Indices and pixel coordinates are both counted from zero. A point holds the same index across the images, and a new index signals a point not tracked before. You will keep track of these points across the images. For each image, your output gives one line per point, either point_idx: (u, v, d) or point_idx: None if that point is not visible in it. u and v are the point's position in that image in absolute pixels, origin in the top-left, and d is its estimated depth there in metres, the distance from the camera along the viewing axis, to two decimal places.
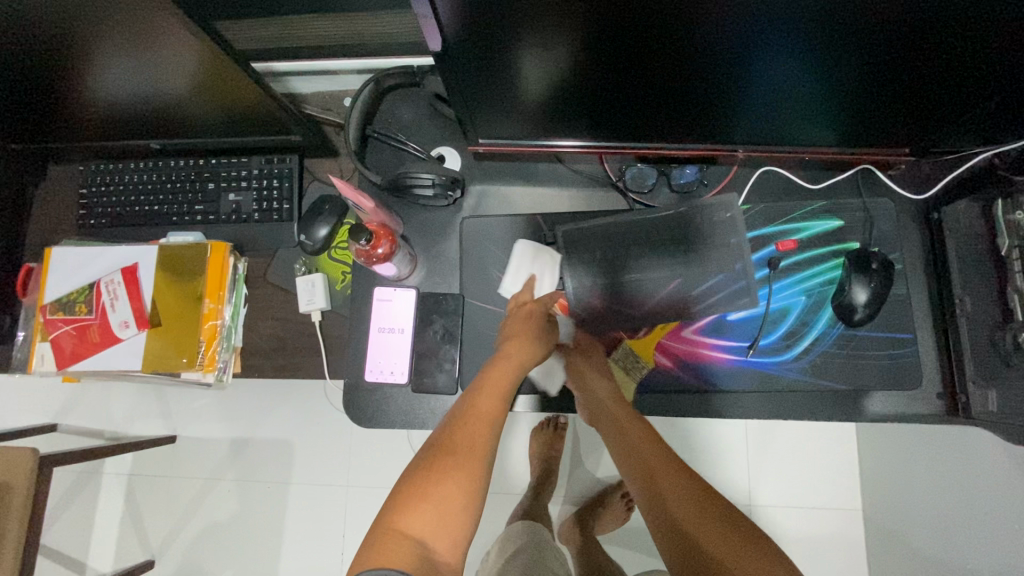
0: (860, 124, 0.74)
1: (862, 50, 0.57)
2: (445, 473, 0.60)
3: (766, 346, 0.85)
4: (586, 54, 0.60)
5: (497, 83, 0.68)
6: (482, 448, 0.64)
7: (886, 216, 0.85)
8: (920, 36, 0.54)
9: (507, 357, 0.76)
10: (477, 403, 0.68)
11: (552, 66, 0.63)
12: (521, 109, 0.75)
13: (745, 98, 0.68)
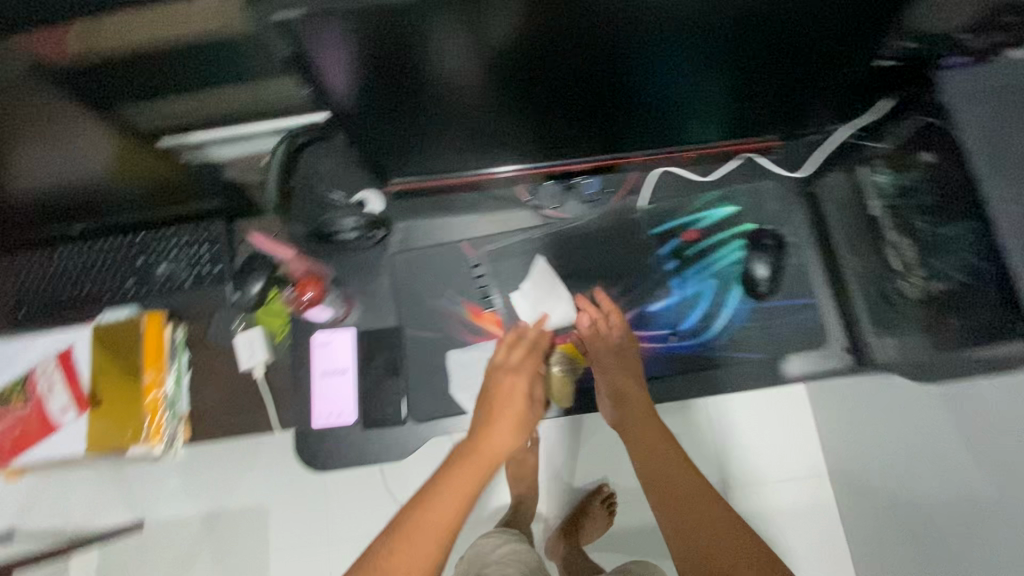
0: (739, 119, 0.82)
1: (719, 53, 0.64)
2: (404, 546, 0.60)
3: (689, 329, 0.92)
4: (488, 87, 0.66)
5: (414, 126, 0.74)
6: (451, 520, 0.63)
7: (770, 197, 0.95)
8: (749, 42, 0.63)
9: (491, 429, 0.77)
10: (451, 477, 0.68)
11: (451, 110, 0.71)
12: (439, 146, 0.80)
13: (629, 112, 0.77)
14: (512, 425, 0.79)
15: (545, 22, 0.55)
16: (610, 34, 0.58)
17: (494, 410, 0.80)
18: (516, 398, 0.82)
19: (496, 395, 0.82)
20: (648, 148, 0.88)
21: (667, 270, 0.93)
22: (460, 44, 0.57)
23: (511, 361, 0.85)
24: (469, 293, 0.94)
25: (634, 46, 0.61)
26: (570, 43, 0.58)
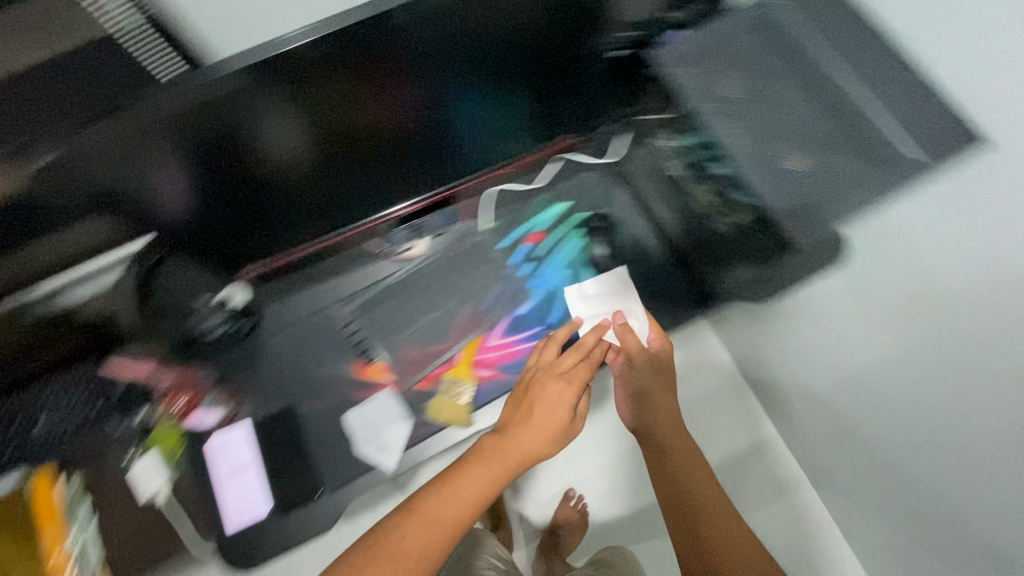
0: (540, 126, 0.98)
1: (480, 85, 0.84)
2: (405, 537, 0.61)
3: (557, 320, 1.01)
4: (314, 148, 0.83)
5: (272, 205, 0.89)
6: (462, 521, 0.64)
7: (589, 185, 1.07)
8: (499, 55, 0.81)
9: (529, 430, 0.73)
10: (464, 474, 0.67)
11: (295, 170, 0.85)
12: (301, 222, 0.95)
13: (447, 140, 0.92)
14: (551, 435, 0.73)
15: (328, 82, 0.73)
16: (381, 85, 0.77)
17: (534, 412, 0.74)
18: (560, 405, 0.75)
19: (535, 397, 0.76)
20: (472, 176, 1.02)
21: (524, 275, 1.03)
22: (274, 116, 0.75)
23: (559, 364, 0.79)
24: (350, 352, 0.98)
25: (409, 91, 0.80)
26: (357, 96, 0.77)
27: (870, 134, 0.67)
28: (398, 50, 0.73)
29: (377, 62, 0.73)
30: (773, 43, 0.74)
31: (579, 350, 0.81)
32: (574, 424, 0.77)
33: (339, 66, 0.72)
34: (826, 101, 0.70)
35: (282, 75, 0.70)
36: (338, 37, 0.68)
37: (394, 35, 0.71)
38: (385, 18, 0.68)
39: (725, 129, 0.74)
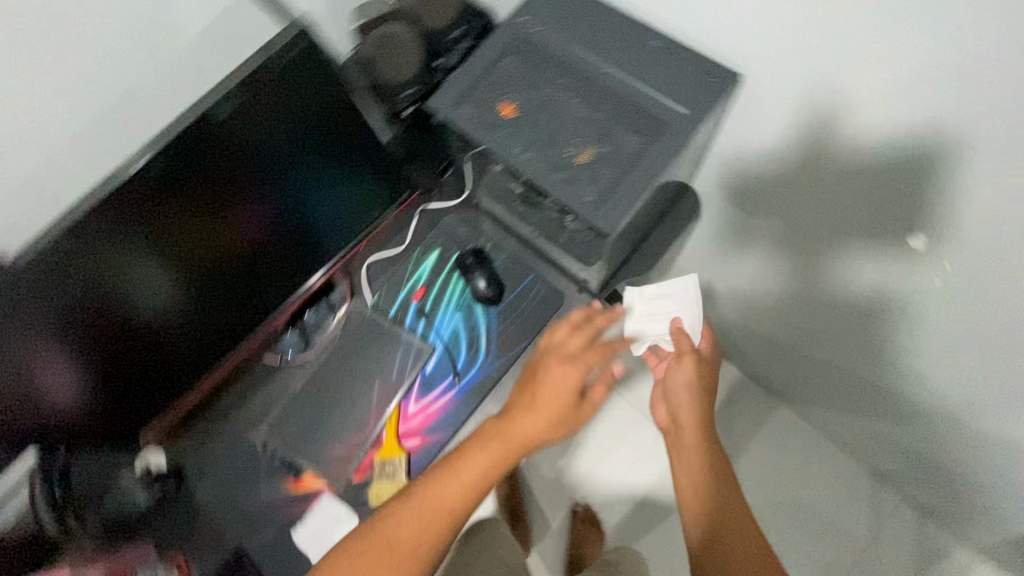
0: (380, 194, 1.03)
1: (302, 168, 0.87)
2: (410, 516, 0.71)
3: (464, 365, 1.02)
4: (177, 282, 0.85)
5: (163, 347, 0.90)
6: (464, 501, 0.72)
7: (453, 228, 1.11)
8: (314, 150, 0.86)
9: (534, 415, 0.78)
10: (472, 454, 0.75)
11: (171, 316, 0.88)
12: (200, 355, 0.96)
13: (300, 241, 0.97)
14: (556, 414, 0.78)
15: (153, 222, 0.76)
16: (222, 213, 0.83)
17: (540, 397, 0.79)
18: (564, 385, 0.79)
19: (540, 382, 0.81)
20: (345, 251, 1.05)
21: (420, 333, 1.05)
22: (118, 271, 0.77)
23: (564, 349, 0.83)
24: (281, 471, 0.99)
25: (235, 196, 0.83)
26: (191, 220, 0.80)
27: (642, 109, 0.77)
28: (199, 166, 0.75)
29: (190, 185, 0.76)
30: (533, 60, 0.81)
31: (581, 330, 0.86)
32: (581, 407, 0.80)
33: (154, 203, 0.74)
34: (592, 100, 0.78)
35: (105, 234, 0.72)
36: (139, 177, 0.71)
37: (190, 153, 0.74)
38: (172, 143, 0.71)
39: (523, 150, 0.76)
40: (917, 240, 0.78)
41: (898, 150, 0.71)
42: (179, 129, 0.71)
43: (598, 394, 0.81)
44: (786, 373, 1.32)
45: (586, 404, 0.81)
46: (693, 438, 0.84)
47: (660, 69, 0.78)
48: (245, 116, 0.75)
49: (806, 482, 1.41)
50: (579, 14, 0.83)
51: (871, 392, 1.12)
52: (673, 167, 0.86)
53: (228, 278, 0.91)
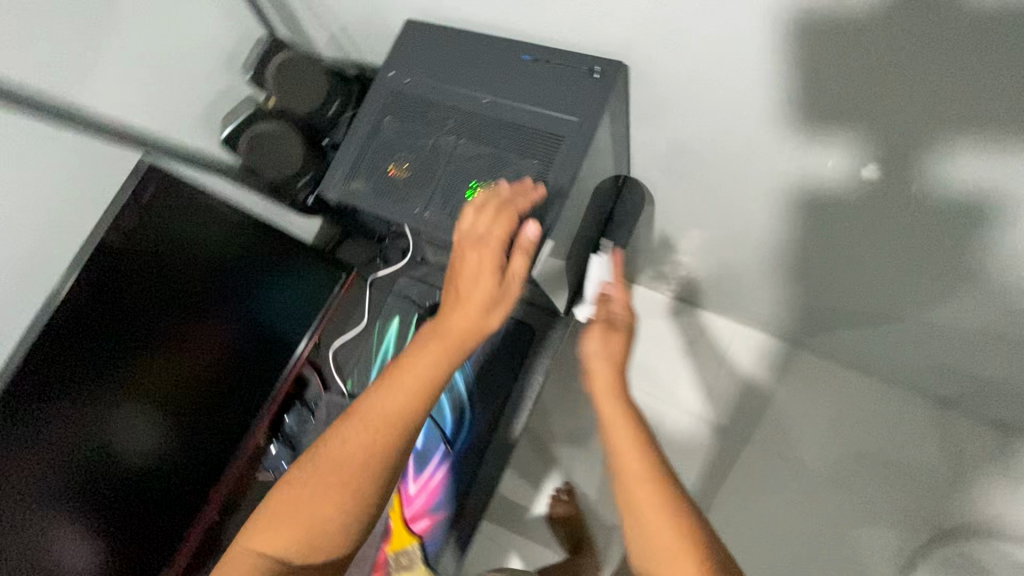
0: (313, 287, 1.06)
1: (226, 266, 0.90)
2: (352, 436, 0.64)
3: (453, 430, 0.98)
4: (148, 403, 0.82)
5: (157, 485, 0.85)
6: (403, 412, 0.64)
7: (410, 289, 1.09)
8: (248, 254, 0.93)
9: (463, 309, 0.67)
10: (405, 364, 0.66)
11: (158, 453, 0.85)
12: (196, 488, 0.92)
13: (258, 349, 0.99)
14: (482, 306, 0.67)
15: (103, 343, 0.74)
16: (188, 325, 0.86)
17: (464, 289, 0.68)
18: (483, 273, 0.67)
19: (460, 272, 0.68)
20: (300, 347, 1.06)
21: None
22: (81, 402, 0.74)
23: (474, 230, 0.67)
24: None
25: (173, 304, 0.83)
26: (139, 336, 0.79)
27: (533, 131, 0.72)
28: (125, 279, 0.76)
29: (124, 296, 0.76)
30: (412, 112, 0.76)
31: (494, 201, 0.67)
32: (504, 288, 0.68)
33: (96, 325, 0.73)
34: (480, 136, 0.73)
35: (58, 365, 0.70)
36: (69, 301, 0.70)
37: (114, 269, 0.74)
38: (94, 260, 0.72)
39: (426, 208, 0.72)
40: (867, 171, 0.67)
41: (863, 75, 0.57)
42: (94, 246, 0.72)
43: (519, 272, 0.67)
44: (805, 323, 1.21)
45: (508, 283, 0.68)
46: (615, 427, 0.65)
47: (540, 84, 0.73)
48: (152, 226, 0.78)
49: (867, 429, 1.30)
50: (447, 51, 0.78)
51: (894, 325, 1.02)
52: (594, 172, 0.81)
53: (208, 401, 0.92)
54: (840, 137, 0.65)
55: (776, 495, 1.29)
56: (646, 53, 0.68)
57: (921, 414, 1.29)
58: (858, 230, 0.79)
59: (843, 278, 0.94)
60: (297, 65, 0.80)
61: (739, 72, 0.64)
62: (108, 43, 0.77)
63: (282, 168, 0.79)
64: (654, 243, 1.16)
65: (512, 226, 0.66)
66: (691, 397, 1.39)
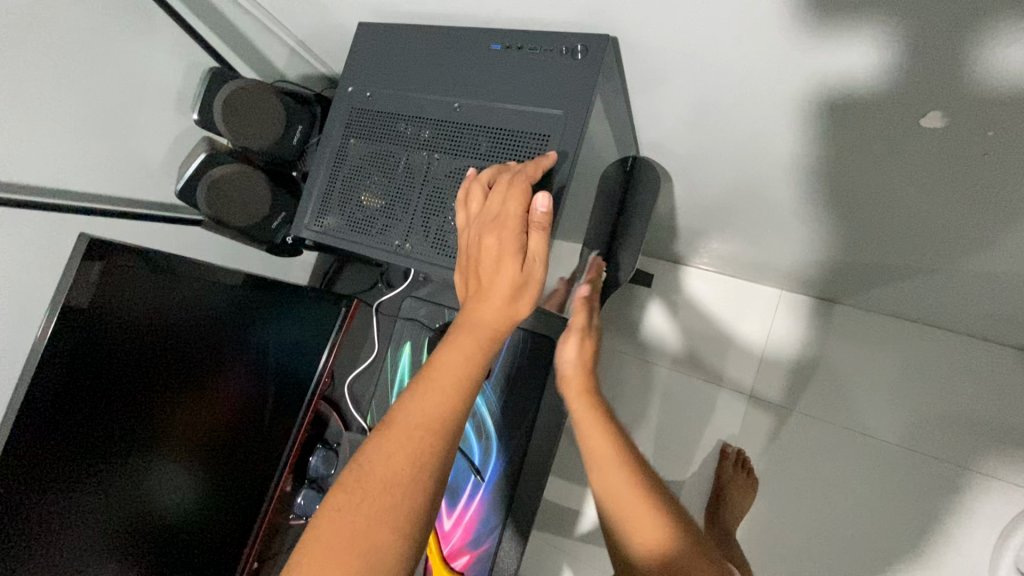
0: (316, 322, 0.99)
1: (225, 302, 0.79)
2: (394, 449, 0.47)
3: (481, 458, 0.92)
4: (166, 453, 0.75)
5: (184, 532, 0.80)
6: (451, 416, 0.49)
7: (417, 312, 1.03)
8: (247, 302, 0.83)
9: (487, 298, 0.52)
10: (437, 365, 0.51)
11: (183, 506, 0.79)
12: (224, 532, 0.86)
13: (271, 395, 0.91)
14: (509, 293, 0.52)
15: (103, 399, 0.65)
16: (201, 382, 0.77)
17: (484, 275, 0.53)
18: (511, 251, 0.52)
19: (476, 259, 0.54)
20: (313, 384, 1.00)
21: None
22: (91, 462, 0.65)
23: (486, 212, 0.54)
24: None
25: (174, 350, 0.73)
26: (143, 387, 0.69)
27: (513, 133, 0.62)
28: (113, 328, 0.65)
29: (117, 340, 0.66)
30: (379, 129, 0.68)
31: (501, 177, 0.55)
32: (528, 268, 0.52)
33: (90, 380, 0.63)
34: (454, 148, 0.64)
35: (54, 430, 0.61)
36: (50, 360, 0.59)
37: (95, 316, 0.63)
38: (70, 307, 0.60)
39: (405, 240, 0.65)
40: (929, 120, 0.51)
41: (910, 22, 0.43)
42: (67, 292, 0.60)
43: (541, 251, 0.53)
44: (854, 285, 1.08)
45: (532, 262, 0.52)
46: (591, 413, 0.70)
47: (515, 77, 0.63)
48: (136, 263, 0.66)
49: (944, 391, 1.16)
50: (410, 52, 0.69)
51: (966, 285, 0.87)
52: (594, 163, 0.71)
53: (229, 448, 0.85)
54: (884, 99, 0.52)
55: (843, 473, 1.18)
56: (633, 22, 0.55)
57: (1008, 370, 1.13)
58: (912, 196, 0.66)
59: (899, 242, 0.80)
60: (250, 94, 0.73)
61: (744, 37, 0.51)
62: (38, 103, 0.68)
63: (251, 212, 0.77)
64: (675, 220, 1.05)
65: (526, 200, 0.53)
66: (737, 378, 1.27)
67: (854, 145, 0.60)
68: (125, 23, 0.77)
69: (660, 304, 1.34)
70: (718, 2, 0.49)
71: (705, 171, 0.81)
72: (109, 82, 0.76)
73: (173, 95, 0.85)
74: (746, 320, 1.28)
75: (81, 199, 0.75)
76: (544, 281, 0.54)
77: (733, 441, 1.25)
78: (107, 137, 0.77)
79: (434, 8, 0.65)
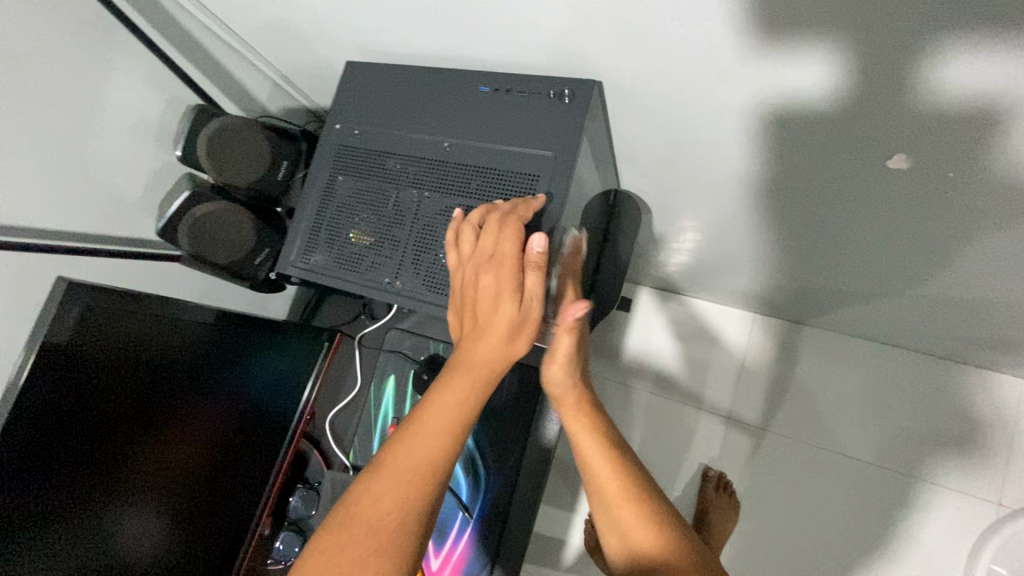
0: (298, 356, 0.97)
1: (204, 341, 0.77)
2: (383, 492, 0.46)
3: (469, 494, 0.90)
4: (141, 498, 0.71)
5: None
6: (442, 459, 0.48)
7: (403, 346, 1.02)
8: (228, 341, 0.81)
9: (484, 337, 0.52)
10: (430, 407, 0.50)
11: (150, 559, 0.74)
12: None
13: (250, 435, 0.88)
14: (506, 333, 0.52)
15: (76, 442, 0.62)
16: (180, 425, 0.75)
17: (481, 314, 0.53)
18: (505, 291, 0.52)
19: (471, 298, 0.54)
20: (294, 421, 0.98)
21: None
22: (62, 515, 0.62)
23: (481, 251, 0.54)
24: None
25: (148, 392, 0.69)
26: (114, 436, 0.66)
27: (503, 172, 0.63)
28: (87, 374, 0.62)
29: (94, 383, 0.63)
30: (367, 166, 0.69)
31: (495, 215, 0.55)
32: (525, 307, 0.53)
33: (59, 432, 0.60)
34: (443, 185, 0.65)
35: (28, 486, 0.57)
36: (24, 404, 0.56)
37: (68, 361, 0.60)
38: (45, 352, 0.58)
39: (395, 276, 0.65)
40: (895, 161, 0.55)
41: (866, 81, 0.46)
42: (40, 341, 0.57)
43: (538, 290, 0.53)
44: (821, 309, 1.12)
45: (529, 302, 0.53)
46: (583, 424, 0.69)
47: (503, 117, 0.65)
48: (115, 302, 0.64)
49: (911, 410, 1.20)
50: (396, 90, 0.70)
51: (927, 308, 0.92)
52: (582, 198, 0.72)
53: (206, 492, 0.81)
54: (850, 145, 0.55)
55: (820, 493, 1.20)
56: (616, 67, 0.58)
57: (966, 387, 1.19)
58: (875, 226, 0.69)
59: (864, 270, 0.84)
60: (233, 131, 0.73)
61: (719, 84, 0.54)
62: (18, 144, 0.66)
63: (237, 249, 0.76)
64: (653, 250, 1.08)
65: (521, 240, 0.53)
66: (717, 399, 1.30)
67: (824, 183, 0.64)
68: (107, 60, 0.76)
69: (640, 328, 1.36)
70: (692, 57, 0.52)
71: (682, 205, 0.85)
72: (87, 116, 0.74)
73: (152, 129, 0.84)
74: (722, 342, 1.31)
75: (60, 237, 0.73)
76: (540, 321, 0.54)
77: (714, 464, 1.26)
78: (84, 172, 0.75)
79: (423, 50, 0.67)
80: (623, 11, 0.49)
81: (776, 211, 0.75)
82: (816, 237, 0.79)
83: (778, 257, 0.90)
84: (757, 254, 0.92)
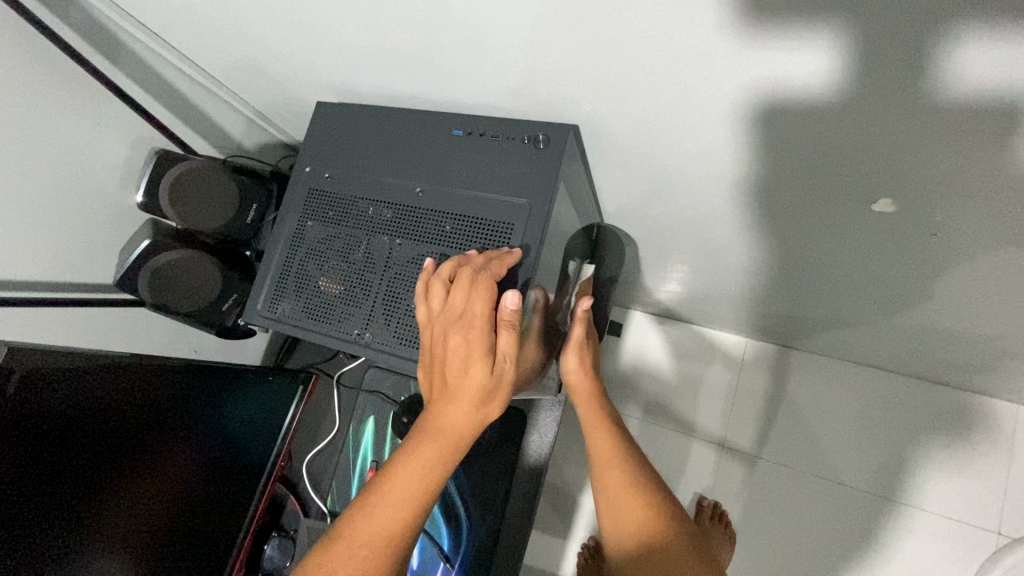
0: (273, 400, 0.94)
1: (171, 392, 0.73)
2: (336, 567, 0.43)
3: (451, 543, 0.87)
4: (105, 552, 0.67)
5: None
6: (404, 532, 0.45)
7: (383, 384, 1.00)
8: (197, 391, 0.77)
9: (454, 401, 0.50)
10: (392, 474, 0.47)
11: None
12: None
13: (223, 483, 0.84)
14: (477, 397, 0.50)
15: (32, 500, 0.57)
16: (146, 477, 0.71)
17: (451, 376, 0.50)
18: (473, 352, 0.50)
19: (441, 358, 0.51)
20: (269, 466, 0.94)
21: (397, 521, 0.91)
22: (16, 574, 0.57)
23: (451, 308, 0.52)
24: None
25: (107, 451, 0.65)
26: (67, 497, 0.61)
27: (477, 218, 0.61)
28: (35, 443, 0.57)
29: (54, 436, 0.59)
30: (338, 211, 0.66)
31: (467, 270, 0.52)
32: (498, 369, 0.50)
33: (15, 487, 0.55)
34: (416, 231, 0.63)
35: None
36: None
37: (20, 419, 0.55)
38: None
39: (365, 328, 0.62)
40: (881, 205, 0.56)
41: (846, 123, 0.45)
42: None
43: (511, 350, 0.51)
44: (809, 334, 1.11)
45: (503, 363, 0.50)
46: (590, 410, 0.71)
47: (477, 161, 0.63)
48: (71, 356, 0.60)
49: (907, 433, 1.18)
50: (369, 132, 0.68)
51: (920, 332, 0.90)
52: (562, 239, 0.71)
53: (175, 543, 0.77)
54: (835, 182, 0.55)
55: (818, 520, 1.17)
56: (590, 110, 0.57)
57: (962, 407, 1.16)
58: (865, 253, 0.68)
59: (854, 296, 0.82)
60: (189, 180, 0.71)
61: (698, 121, 0.53)
62: None
63: (200, 297, 0.76)
64: (637, 279, 1.06)
65: (492, 298, 0.51)
66: (710, 426, 1.26)
67: (809, 212, 0.62)
68: (77, 103, 0.75)
69: (628, 354, 1.32)
70: (670, 96, 0.50)
71: (665, 237, 0.83)
72: (54, 162, 0.73)
73: (120, 169, 0.82)
74: (711, 368, 1.29)
75: (24, 287, 0.71)
76: (514, 382, 0.51)
77: (708, 493, 1.22)
78: (48, 218, 0.73)
79: (395, 91, 0.65)
80: (593, 52, 0.48)
81: (760, 239, 0.74)
82: (802, 263, 0.77)
83: (765, 282, 0.88)
84: (742, 281, 0.90)
